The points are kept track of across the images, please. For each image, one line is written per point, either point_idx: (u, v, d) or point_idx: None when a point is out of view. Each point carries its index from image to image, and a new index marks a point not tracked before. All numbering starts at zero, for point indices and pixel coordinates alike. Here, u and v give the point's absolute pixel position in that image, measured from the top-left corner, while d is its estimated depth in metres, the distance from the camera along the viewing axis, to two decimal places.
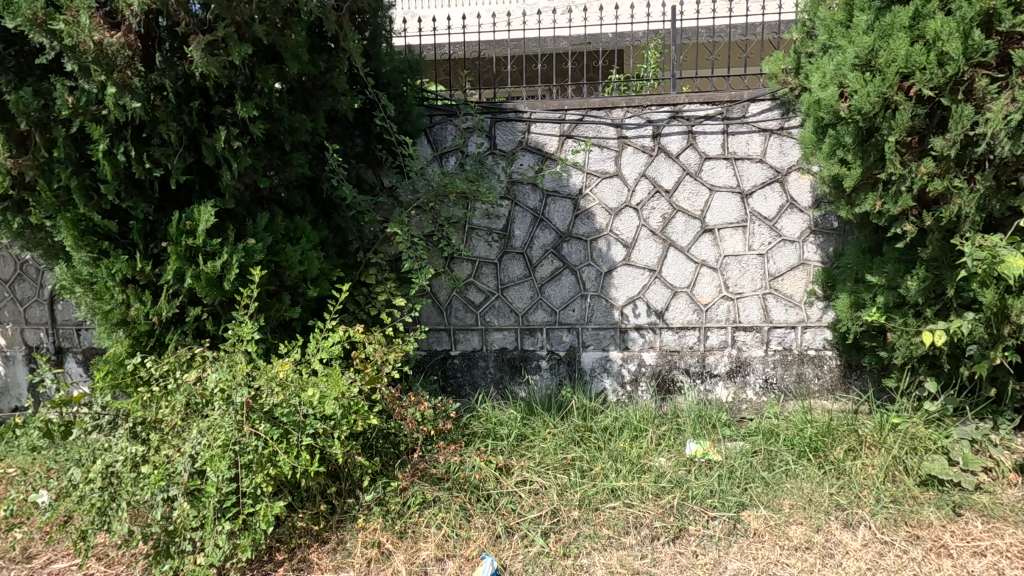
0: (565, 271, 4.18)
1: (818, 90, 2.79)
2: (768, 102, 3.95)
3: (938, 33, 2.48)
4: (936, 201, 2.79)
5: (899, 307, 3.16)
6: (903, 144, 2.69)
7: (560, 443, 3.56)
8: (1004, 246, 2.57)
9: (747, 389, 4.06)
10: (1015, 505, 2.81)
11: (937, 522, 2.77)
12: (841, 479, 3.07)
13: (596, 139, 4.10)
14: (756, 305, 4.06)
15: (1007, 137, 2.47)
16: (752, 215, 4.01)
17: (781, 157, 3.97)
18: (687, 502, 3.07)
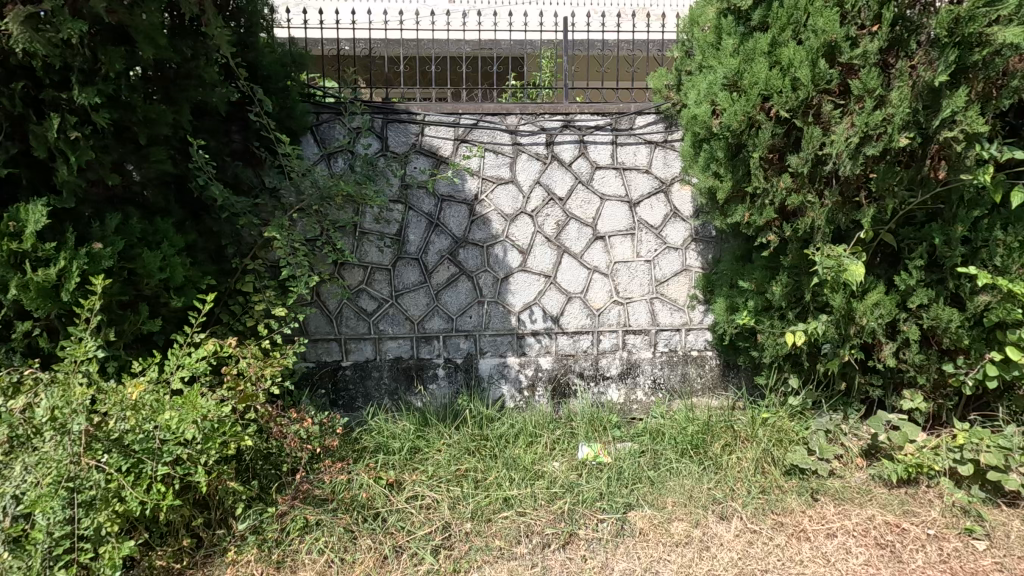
0: (461, 277, 4.12)
1: (695, 106, 3.00)
2: (653, 116, 4.14)
3: (791, 60, 2.68)
4: (795, 214, 3.02)
5: (767, 310, 3.43)
6: (766, 161, 2.91)
7: (453, 454, 3.48)
8: (848, 256, 2.82)
9: (636, 390, 4.20)
10: (861, 486, 3.08)
11: (798, 509, 2.99)
12: (718, 473, 3.26)
13: (491, 145, 4.08)
14: (644, 309, 4.23)
15: (848, 157, 2.65)
16: (640, 223, 4.18)
17: (665, 168, 4.16)
18: (578, 507, 3.11)
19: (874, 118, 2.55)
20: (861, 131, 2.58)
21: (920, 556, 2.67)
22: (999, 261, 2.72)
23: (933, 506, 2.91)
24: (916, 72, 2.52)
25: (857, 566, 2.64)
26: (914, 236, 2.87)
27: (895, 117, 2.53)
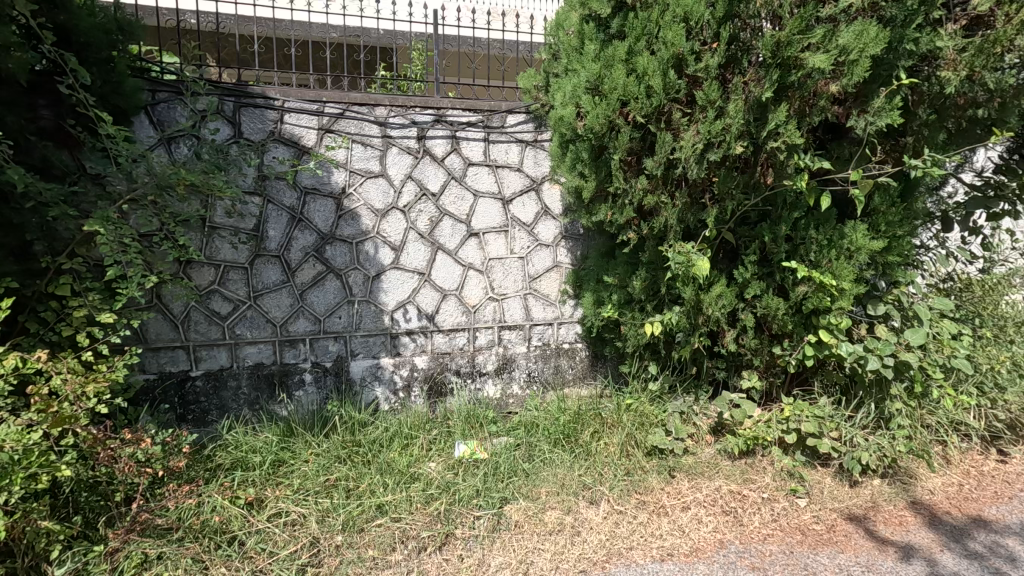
0: (328, 275, 3.88)
1: (562, 108, 3.18)
2: (523, 115, 4.21)
3: (646, 68, 2.83)
4: (651, 213, 3.25)
5: (629, 304, 3.68)
6: (625, 163, 3.11)
7: (322, 464, 3.27)
8: (695, 252, 3.08)
9: (512, 384, 4.27)
10: (710, 460, 3.40)
11: (657, 487, 3.23)
12: (588, 459, 3.43)
13: (359, 136, 3.89)
14: (519, 305, 4.30)
15: (695, 162, 2.86)
16: (513, 220, 4.24)
17: (536, 167, 4.27)
18: (454, 506, 3.08)
19: (715, 127, 2.76)
20: (705, 138, 2.79)
21: (756, 518, 2.98)
22: (814, 257, 3.06)
23: (766, 471, 3.29)
24: (747, 88, 2.72)
25: (707, 534, 2.89)
26: (748, 234, 3.22)
27: (732, 127, 2.74)
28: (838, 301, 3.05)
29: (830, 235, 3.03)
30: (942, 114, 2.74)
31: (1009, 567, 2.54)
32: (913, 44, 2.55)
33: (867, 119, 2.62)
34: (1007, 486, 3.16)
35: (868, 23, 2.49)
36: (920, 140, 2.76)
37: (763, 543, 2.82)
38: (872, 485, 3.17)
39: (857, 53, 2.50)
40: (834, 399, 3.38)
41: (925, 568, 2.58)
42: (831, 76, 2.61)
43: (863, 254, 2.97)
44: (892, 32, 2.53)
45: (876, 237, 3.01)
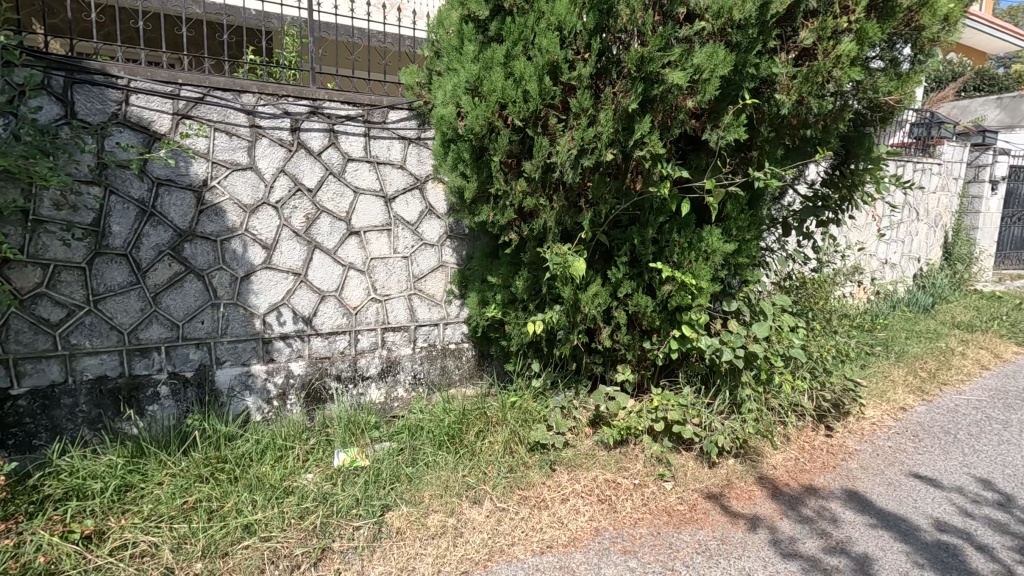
0: (188, 276, 3.52)
1: (442, 106, 3.17)
2: (405, 112, 4.10)
3: (523, 73, 2.89)
4: (532, 214, 3.33)
5: (513, 303, 3.76)
6: (505, 165, 3.16)
7: (179, 485, 2.96)
8: (572, 253, 3.20)
9: (397, 387, 4.16)
10: (588, 452, 3.57)
11: (539, 481, 3.31)
12: (472, 459, 3.44)
13: (222, 124, 3.56)
14: (403, 306, 4.20)
15: (570, 166, 2.97)
16: (396, 219, 4.13)
17: (419, 165, 4.18)
18: (331, 519, 2.93)
19: (588, 134, 2.88)
20: (579, 144, 2.90)
21: (628, 504, 3.16)
22: (677, 258, 3.30)
23: (638, 459, 3.51)
24: (616, 98, 2.87)
25: (584, 523, 3.02)
26: (621, 236, 3.42)
27: (603, 134, 2.88)
28: (698, 299, 3.31)
29: (690, 238, 3.28)
30: (779, 132, 3.06)
31: (833, 527, 2.92)
32: (755, 68, 2.83)
33: (718, 133, 2.89)
34: (832, 457, 3.63)
35: (717, 46, 2.72)
36: (762, 154, 3.09)
37: (633, 527, 2.99)
38: (727, 464, 3.50)
39: (709, 73, 2.73)
40: (696, 387, 3.69)
41: (768, 536, 2.88)
42: (688, 92, 2.83)
43: (718, 256, 3.25)
44: (738, 56, 2.78)
45: (729, 240, 3.31)
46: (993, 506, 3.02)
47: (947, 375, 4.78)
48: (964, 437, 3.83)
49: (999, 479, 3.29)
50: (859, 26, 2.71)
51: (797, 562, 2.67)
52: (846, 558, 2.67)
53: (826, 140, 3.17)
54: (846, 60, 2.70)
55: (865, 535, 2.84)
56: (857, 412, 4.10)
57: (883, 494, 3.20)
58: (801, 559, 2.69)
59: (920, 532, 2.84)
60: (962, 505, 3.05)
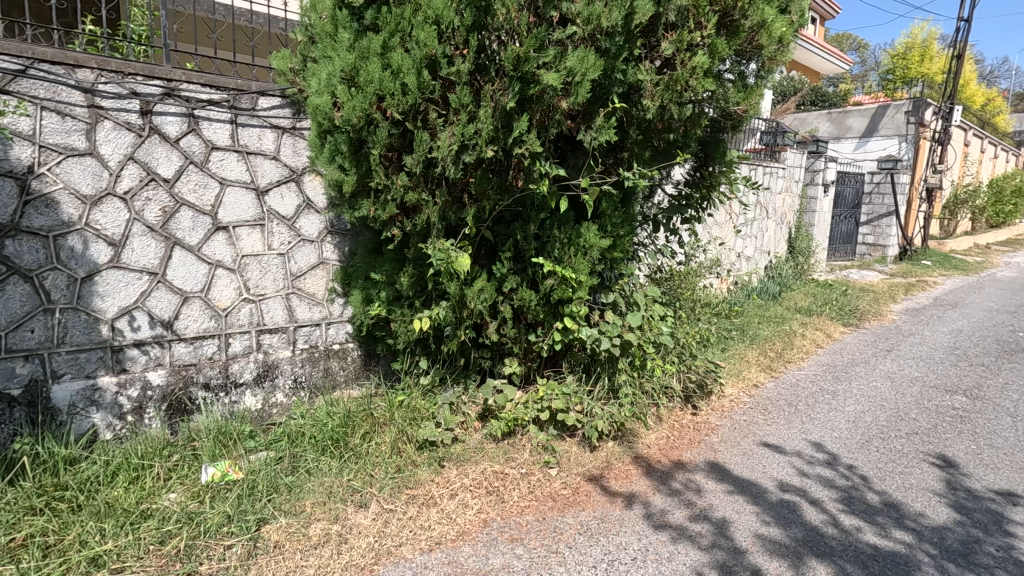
0: (11, 277, 3.06)
1: (316, 95, 3.03)
2: (278, 99, 3.82)
3: (400, 65, 2.83)
4: (415, 210, 3.29)
5: (399, 300, 3.71)
6: (386, 159, 3.08)
7: (4, 521, 2.57)
8: (455, 249, 3.20)
9: (275, 393, 3.89)
10: (477, 446, 3.60)
11: (427, 479, 3.28)
12: (358, 462, 3.33)
13: (52, 103, 3.11)
14: (280, 306, 3.94)
15: (451, 162, 2.96)
16: (270, 213, 3.85)
17: (295, 157, 3.92)
18: (198, 540, 2.69)
19: (468, 130, 2.89)
20: (459, 140, 2.90)
21: (515, 493, 3.24)
22: (558, 253, 3.42)
23: (525, 448, 3.61)
24: (495, 96, 2.91)
25: (472, 516, 3.04)
26: (504, 232, 3.49)
27: (483, 131, 2.90)
28: (578, 292, 3.46)
29: (569, 234, 3.42)
30: (647, 135, 3.29)
31: (697, 497, 3.21)
32: (622, 74, 3.01)
33: (591, 134, 3.04)
34: (698, 433, 3.99)
35: (587, 51, 2.85)
36: (632, 154, 3.31)
37: (520, 516, 3.08)
38: (606, 447, 3.71)
39: (581, 76, 2.85)
40: (578, 376, 3.87)
41: (642, 511, 3.10)
42: (562, 93, 2.93)
43: (595, 251, 3.42)
44: (607, 61, 2.94)
45: (605, 236, 3.49)
46: (823, 465, 3.51)
47: (791, 354, 5.45)
48: (803, 407, 4.39)
49: (828, 441, 3.82)
50: (711, 41, 2.98)
51: (666, 532, 2.90)
52: (708, 524, 2.95)
53: (687, 144, 3.45)
54: (700, 71, 2.96)
55: (724, 501, 3.15)
56: (718, 391, 4.54)
57: (739, 463, 3.57)
58: (670, 529, 2.93)
59: (767, 494, 3.21)
60: (800, 467, 3.49)
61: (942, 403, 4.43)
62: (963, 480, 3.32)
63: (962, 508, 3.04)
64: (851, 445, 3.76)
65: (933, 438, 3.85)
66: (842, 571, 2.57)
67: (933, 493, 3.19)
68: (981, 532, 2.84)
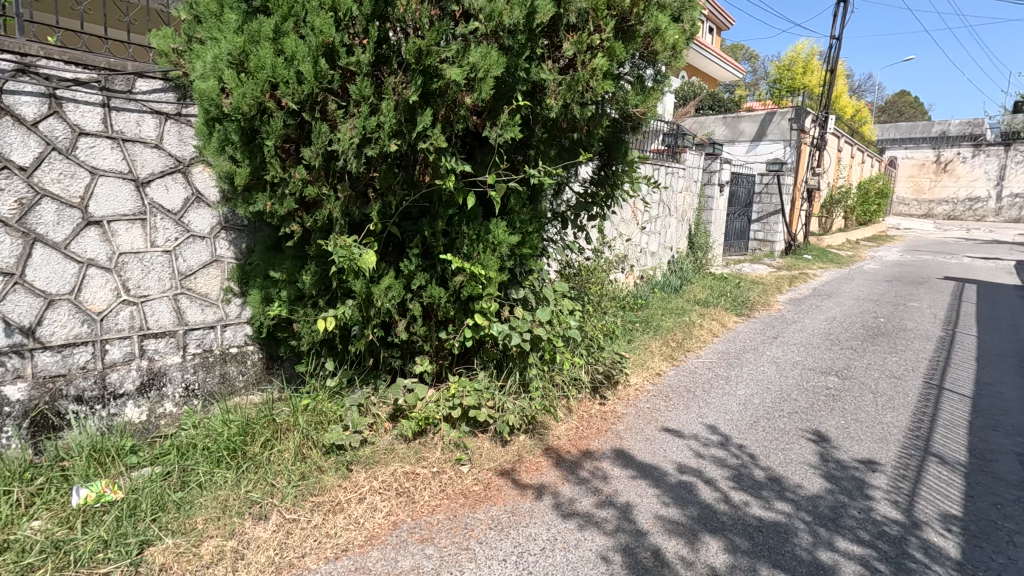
0: None
1: (201, 80, 2.81)
2: (159, 82, 3.49)
3: (294, 52, 2.69)
4: (316, 205, 3.14)
5: (301, 299, 3.54)
6: (282, 151, 2.92)
7: None
8: (358, 246, 3.09)
9: (163, 403, 3.56)
10: (387, 447, 3.52)
11: (334, 484, 3.16)
12: (257, 472, 3.13)
13: None
14: (166, 308, 3.62)
15: (353, 156, 2.85)
16: (152, 207, 3.52)
17: (181, 145, 3.60)
18: (67, 571, 2.43)
19: (370, 123, 2.80)
20: (361, 133, 2.80)
21: (426, 493, 3.20)
22: (466, 249, 3.41)
23: (436, 447, 3.58)
24: (398, 89, 2.84)
25: (381, 519, 2.97)
26: (412, 228, 3.42)
27: (385, 124, 2.83)
28: (488, 288, 3.47)
29: (478, 230, 3.41)
30: (551, 134, 3.36)
31: (603, 483, 3.34)
32: (525, 72, 3.04)
33: (496, 130, 3.04)
34: (605, 423, 4.15)
35: (490, 48, 2.85)
36: (538, 152, 3.37)
37: (431, 515, 3.04)
38: (518, 441, 3.76)
39: (484, 73, 2.84)
40: (489, 372, 3.89)
41: (551, 501, 3.18)
42: (466, 89, 2.91)
43: (503, 247, 3.44)
44: (510, 59, 2.95)
45: (513, 232, 3.52)
46: (716, 446, 3.77)
47: (690, 344, 5.81)
48: (700, 393, 4.70)
49: (721, 423, 4.11)
50: (609, 44, 3.08)
51: (574, 520, 2.99)
52: (612, 509, 3.08)
53: (591, 144, 3.55)
54: (599, 73, 3.05)
55: (628, 486, 3.30)
56: (624, 381, 4.76)
57: (642, 448, 3.75)
58: (578, 516, 3.02)
59: (667, 477, 3.40)
60: (697, 449, 3.73)
61: (817, 383, 4.91)
62: (833, 453, 3.69)
63: (832, 477, 3.39)
64: (741, 426, 4.07)
65: (810, 415, 4.26)
66: (731, 543, 2.77)
67: (808, 465, 3.53)
68: (847, 498, 3.17)
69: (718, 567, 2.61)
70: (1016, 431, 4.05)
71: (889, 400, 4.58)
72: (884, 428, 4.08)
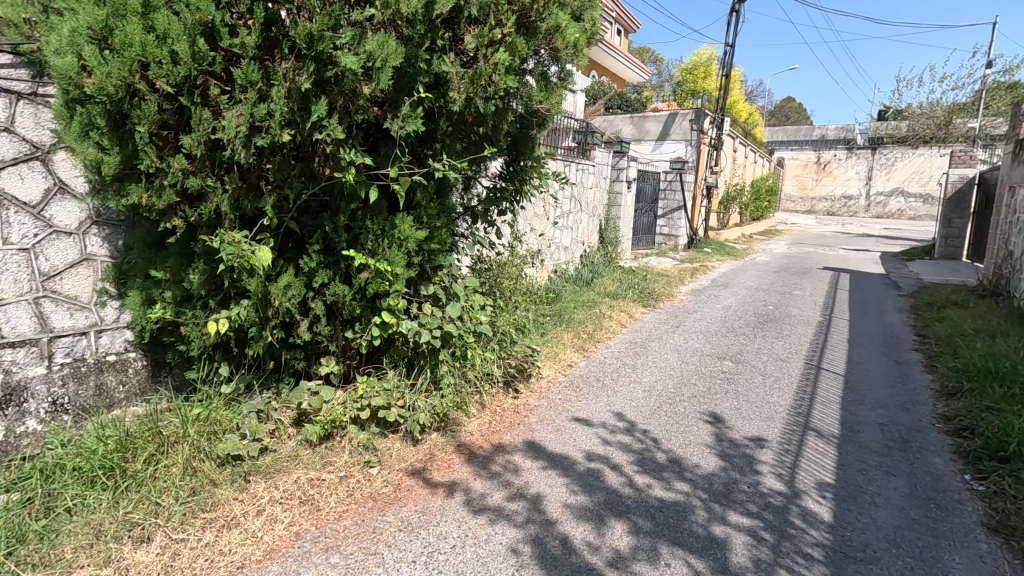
0: None
1: (57, 56, 2.50)
2: (7, 56, 3.07)
3: (167, 30, 2.47)
4: (201, 198, 2.91)
5: (188, 300, 3.26)
6: (159, 138, 2.66)
7: None
8: (249, 243, 2.90)
9: (25, 420, 3.15)
10: (290, 454, 3.34)
11: (229, 498, 2.94)
12: (139, 491, 2.84)
13: None
14: (25, 314, 3.20)
15: (241, 146, 2.67)
16: (3, 199, 3.10)
17: (38, 130, 3.19)
18: None
19: (259, 110, 2.63)
20: (248, 121, 2.62)
21: (332, 499, 3.07)
22: (371, 245, 3.29)
23: (344, 450, 3.44)
24: (289, 76, 2.68)
25: (282, 531, 2.81)
26: (312, 223, 3.26)
27: (275, 112, 2.66)
28: (394, 285, 3.37)
29: (383, 225, 3.30)
30: (456, 127, 3.32)
31: (513, 476, 3.37)
32: (426, 63, 2.98)
33: (397, 123, 2.96)
34: (517, 416, 4.19)
35: (387, 36, 2.76)
36: (443, 146, 3.33)
37: (337, 521, 2.93)
38: (429, 439, 3.71)
39: (381, 62, 2.74)
40: (399, 370, 3.80)
41: (463, 497, 3.16)
42: (364, 78, 2.80)
43: (410, 242, 3.36)
44: (409, 49, 2.88)
45: (420, 227, 3.45)
46: (623, 432, 3.93)
47: (600, 335, 6.01)
48: (608, 382, 4.87)
49: (628, 410, 4.29)
50: (511, 39, 3.08)
51: (485, 515, 2.99)
52: (523, 501, 3.12)
53: (496, 138, 3.55)
54: (501, 68, 3.04)
55: (538, 477, 3.35)
56: (537, 374, 4.84)
57: (553, 439, 3.83)
58: (489, 511, 3.03)
59: (576, 465, 3.49)
60: (604, 437, 3.86)
61: (714, 368, 5.26)
62: (727, 432, 3.96)
63: (725, 455, 3.63)
64: (645, 412, 4.27)
65: (707, 398, 4.55)
66: (634, 525, 2.89)
67: (705, 446, 3.76)
68: (738, 474, 3.42)
69: (622, 549, 2.72)
70: (878, 403, 4.55)
71: (775, 380, 4.99)
72: (770, 407, 4.44)
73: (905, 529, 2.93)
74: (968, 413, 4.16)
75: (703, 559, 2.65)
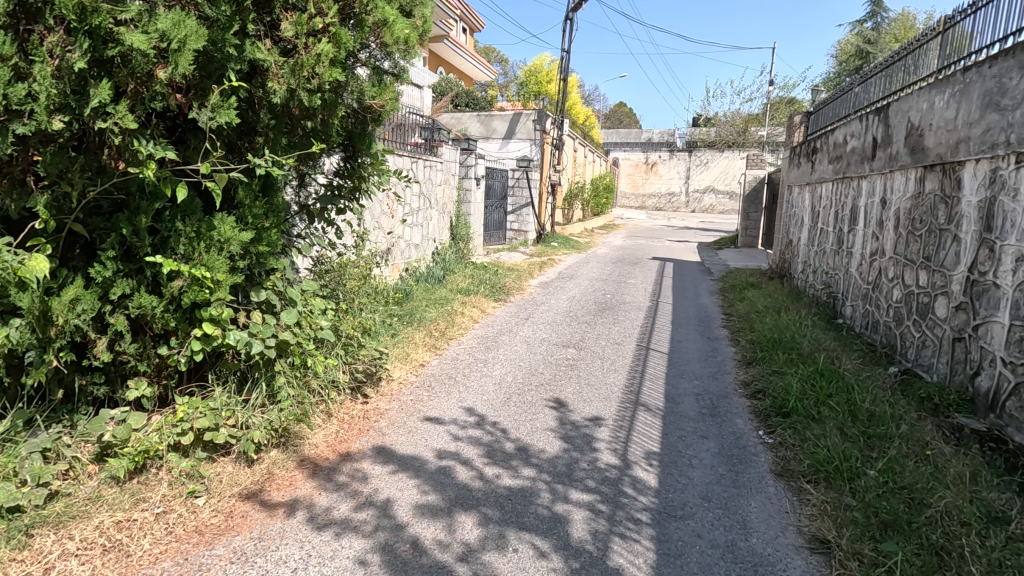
0: None
1: None
2: None
3: None
4: None
5: None
6: None
7: None
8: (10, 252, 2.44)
9: None
10: (90, 496, 2.84)
11: (3, 560, 2.42)
12: None
13: None
14: None
15: None
16: None
17: None
18: None
19: (15, 91, 2.20)
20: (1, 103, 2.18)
21: (146, 540, 2.69)
22: (184, 249, 2.92)
23: (161, 483, 3.02)
24: (59, 53, 2.26)
25: None
26: (104, 226, 2.80)
27: (41, 94, 2.25)
28: (216, 293, 3.02)
29: (197, 226, 2.95)
30: (281, 119, 3.08)
31: (361, 484, 3.25)
32: (237, 49, 2.72)
33: (206, 113, 2.65)
34: (367, 422, 4.06)
35: (186, 16, 2.46)
36: (266, 140, 3.07)
37: (153, 566, 2.57)
38: (267, 458, 3.42)
39: (178, 44, 2.43)
40: (229, 386, 3.44)
41: (305, 515, 2.97)
42: (159, 61, 2.46)
43: (233, 245, 3.03)
44: (214, 32, 2.61)
45: (244, 228, 3.13)
46: (473, 426, 4.00)
47: (452, 332, 6.05)
48: (460, 378, 4.92)
49: (478, 405, 4.37)
50: (334, 30, 2.93)
51: (330, 529, 2.84)
52: (371, 509, 3.02)
53: (328, 134, 3.37)
54: (325, 59, 2.88)
55: (388, 482, 3.27)
56: (386, 377, 4.72)
57: (403, 441, 3.77)
58: (334, 525, 2.88)
59: (427, 465, 3.46)
60: (454, 433, 3.89)
61: (560, 356, 5.59)
62: (569, 415, 4.24)
63: (567, 438, 3.87)
64: (495, 405, 4.37)
65: (552, 385, 4.82)
66: (483, 516, 2.96)
67: (550, 431, 3.97)
68: (578, 453, 3.66)
69: (471, 541, 2.76)
70: (694, 376, 5.19)
71: (612, 363, 5.45)
72: (608, 387, 4.84)
73: (714, 484, 3.38)
74: (762, 377, 4.93)
75: (548, 539, 2.79)
